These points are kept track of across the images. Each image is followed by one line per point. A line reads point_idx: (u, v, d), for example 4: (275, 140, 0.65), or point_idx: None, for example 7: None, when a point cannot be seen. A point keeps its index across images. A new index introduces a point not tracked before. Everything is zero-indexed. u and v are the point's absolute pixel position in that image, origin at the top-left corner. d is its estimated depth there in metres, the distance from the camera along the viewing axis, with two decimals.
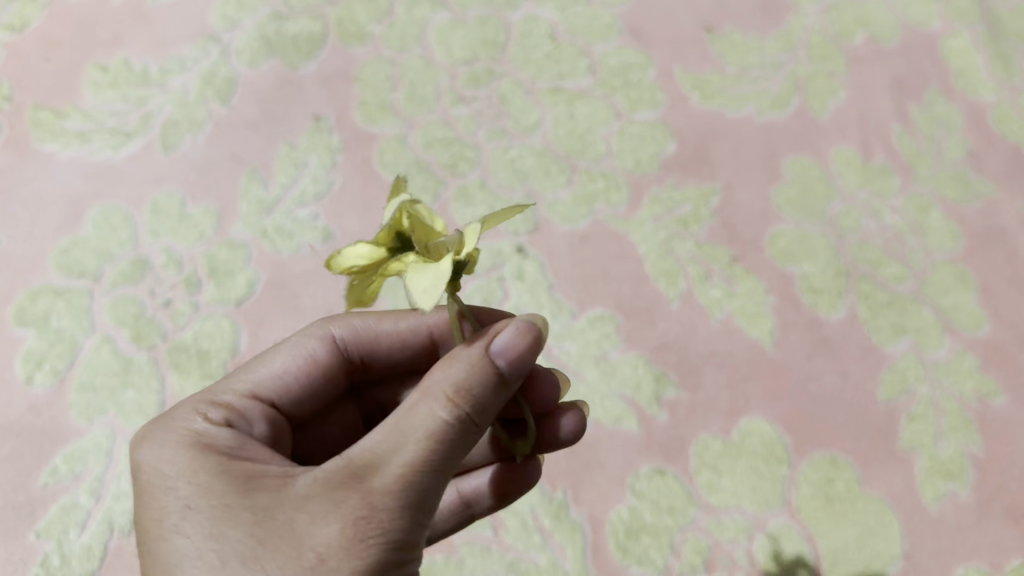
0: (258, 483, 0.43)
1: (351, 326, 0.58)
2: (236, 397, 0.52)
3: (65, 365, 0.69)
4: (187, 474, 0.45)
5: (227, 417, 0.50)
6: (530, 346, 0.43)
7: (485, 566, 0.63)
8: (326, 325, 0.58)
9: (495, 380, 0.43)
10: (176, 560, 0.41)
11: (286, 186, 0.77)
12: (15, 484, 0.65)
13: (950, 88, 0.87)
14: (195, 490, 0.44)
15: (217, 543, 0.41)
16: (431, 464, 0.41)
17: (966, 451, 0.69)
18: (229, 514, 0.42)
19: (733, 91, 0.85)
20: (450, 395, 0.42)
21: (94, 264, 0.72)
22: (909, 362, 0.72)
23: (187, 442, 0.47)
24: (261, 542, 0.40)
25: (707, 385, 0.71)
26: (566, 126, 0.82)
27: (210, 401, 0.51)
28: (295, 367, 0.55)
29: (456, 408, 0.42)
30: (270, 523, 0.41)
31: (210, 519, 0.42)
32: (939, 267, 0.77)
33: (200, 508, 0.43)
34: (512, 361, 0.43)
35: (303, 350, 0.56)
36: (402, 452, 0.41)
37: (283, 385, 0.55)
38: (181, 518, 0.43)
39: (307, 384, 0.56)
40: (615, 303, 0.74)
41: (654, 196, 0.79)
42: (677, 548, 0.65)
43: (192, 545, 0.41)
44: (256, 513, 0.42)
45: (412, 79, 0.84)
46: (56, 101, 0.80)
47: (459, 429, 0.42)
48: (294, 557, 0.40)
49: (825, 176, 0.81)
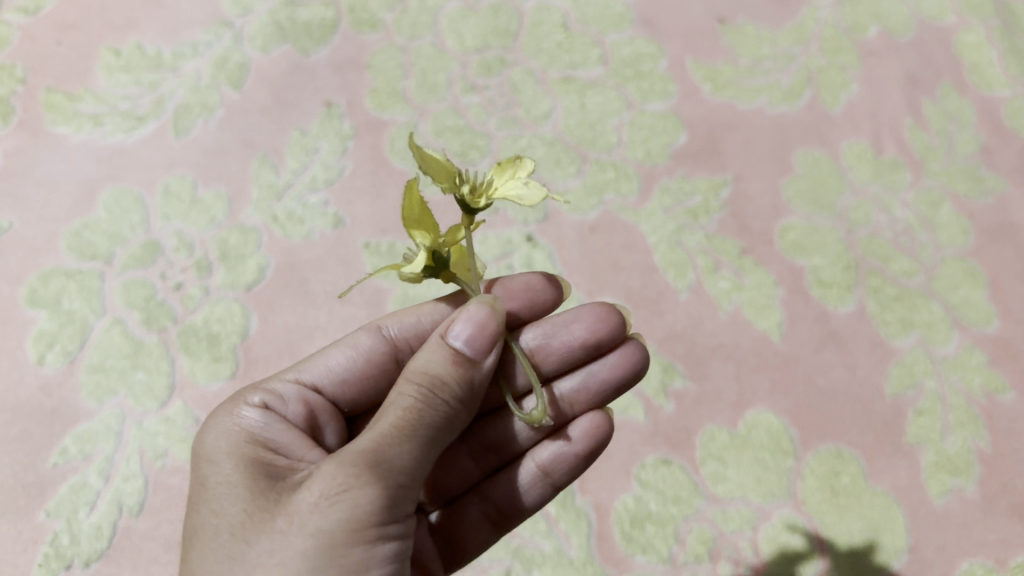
0: (265, 466, 0.45)
1: (397, 318, 0.58)
2: (280, 382, 0.53)
3: (76, 346, 0.69)
4: (206, 455, 0.46)
5: (264, 401, 0.51)
6: (484, 332, 0.45)
7: (490, 552, 0.64)
8: (381, 318, 0.58)
9: (455, 360, 0.44)
10: (189, 537, 0.43)
11: (297, 171, 0.78)
12: (26, 464, 0.65)
13: (963, 83, 0.87)
14: (206, 469, 0.45)
15: (214, 517, 0.42)
16: (402, 431, 0.41)
17: (973, 446, 0.69)
18: (227, 489, 0.43)
19: (745, 83, 0.85)
20: (414, 376, 0.43)
21: (106, 247, 0.73)
22: (917, 356, 0.72)
23: (211, 426, 0.48)
24: (251, 514, 0.41)
25: (715, 376, 0.71)
26: (577, 116, 0.82)
27: (254, 387, 0.52)
28: (340, 356, 0.56)
29: (420, 384, 0.42)
30: (264, 498, 0.42)
31: (212, 494, 0.43)
32: (949, 262, 0.77)
33: (207, 485, 0.44)
34: (469, 342, 0.44)
35: (346, 341, 0.56)
36: (374, 426, 0.42)
37: (328, 370, 0.55)
38: (195, 497, 0.45)
39: (353, 371, 0.56)
40: (624, 293, 0.74)
41: (665, 187, 0.79)
42: (682, 538, 0.65)
43: (198, 520, 0.43)
44: (251, 489, 0.43)
45: (424, 66, 0.84)
46: (69, 84, 0.81)
47: (428, 402, 0.42)
48: (273, 524, 0.40)
49: (836, 170, 0.81)
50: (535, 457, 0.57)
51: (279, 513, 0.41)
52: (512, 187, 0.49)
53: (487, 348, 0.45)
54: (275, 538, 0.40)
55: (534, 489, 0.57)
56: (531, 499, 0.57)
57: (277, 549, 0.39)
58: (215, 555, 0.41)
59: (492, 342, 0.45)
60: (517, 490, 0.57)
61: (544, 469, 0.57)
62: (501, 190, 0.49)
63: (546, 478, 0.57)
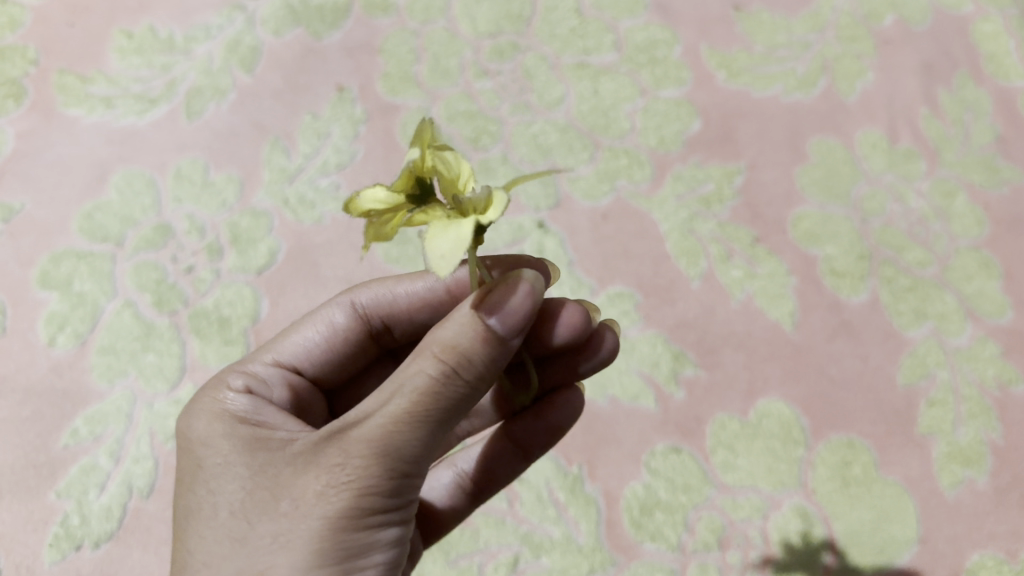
0: (264, 442, 0.44)
1: (369, 288, 0.56)
2: (262, 366, 0.53)
3: (88, 328, 0.69)
4: (203, 435, 0.46)
5: (248, 385, 0.50)
6: (518, 305, 0.40)
7: (499, 537, 0.64)
8: (352, 290, 0.57)
9: (481, 338, 0.39)
10: (189, 511, 0.44)
11: (308, 155, 0.77)
12: (37, 445, 0.65)
13: (979, 72, 0.86)
14: (203, 450, 0.45)
15: (214, 496, 0.43)
16: (412, 419, 0.39)
17: (985, 438, 0.68)
18: (227, 470, 0.43)
19: (760, 71, 0.84)
20: (436, 351, 0.39)
21: (117, 229, 0.73)
22: (930, 346, 0.71)
23: (201, 407, 0.48)
24: (251, 493, 0.42)
25: (726, 365, 0.71)
26: (590, 102, 0.82)
27: (236, 370, 0.52)
28: (313, 333, 0.56)
29: (442, 363, 0.39)
30: (263, 477, 0.42)
31: (212, 474, 0.44)
32: (963, 253, 0.76)
33: (207, 466, 0.45)
34: (503, 318, 0.39)
35: (318, 318, 0.56)
36: (383, 407, 0.39)
37: (306, 350, 0.55)
38: (195, 476, 0.45)
39: (331, 351, 0.56)
40: (635, 280, 0.74)
41: (677, 174, 0.78)
42: (691, 526, 0.65)
43: (198, 499, 0.44)
44: (250, 468, 0.43)
45: (436, 51, 0.83)
46: (81, 66, 0.81)
47: (447, 384, 0.39)
48: (275, 507, 0.41)
49: (850, 159, 0.81)
50: (506, 430, 0.57)
51: (280, 495, 0.41)
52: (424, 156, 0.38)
53: (524, 328, 0.40)
54: (277, 522, 0.40)
55: (503, 460, 0.58)
56: (503, 470, 0.58)
57: (278, 533, 0.40)
58: (216, 533, 0.42)
59: (532, 316, 0.40)
60: (489, 459, 0.58)
61: (514, 441, 0.57)
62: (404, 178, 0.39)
63: (517, 447, 0.57)
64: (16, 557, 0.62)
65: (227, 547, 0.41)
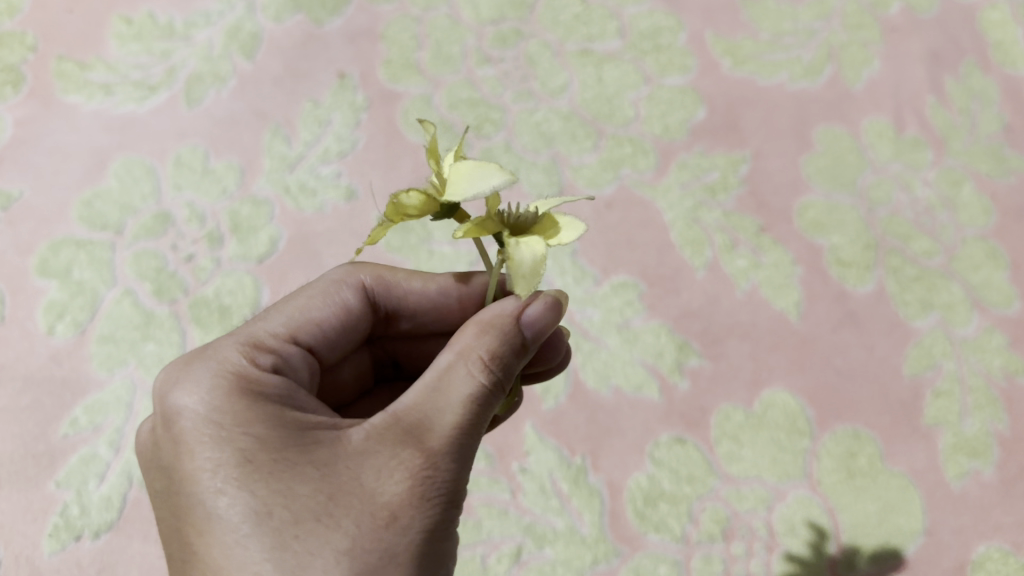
0: (314, 436, 0.40)
1: (381, 274, 0.55)
2: (278, 341, 0.47)
3: (87, 317, 0.69)
4: (241, 422, 0.40)
5: (274, 363, 0.45)
6: (556, 312, 0.42)
7: (502, 528, 0.63)
8: (356, 267, 0.54)
9: (521, 347, 0.41)
10: (235, 515, 0.37)
11: (309, 143, 0.77)
12: (36, 434, 0.65)
13: (987, 61, 0.85)
14: (247, 440, 0.39)
15: (282, 499, 0.37)
16: (475, 427, 0.40)
17: (992, 429, 0.68)
18: (289, 467, 0.38)
19: (766, 58, 0.83)
20: (486, 360, 0.40)
21: (117, 217, 0.72)
22: (937, 337, 0.71)
23: (231, 389, 0.41)
24: (330, 496, 0.37)
25: (731, 355, 0.70)
26: (594, 90, 0.81)
27: (250, 343, 0.45)
28: (331, 312, 0.51)
29: (492, 373, 0.40)
30: (337, 479, 0.38)
31: (270, 470, 0.38)
32: (970, 243, 0.75)
33: (256, 459, 0.38)
34: (537, 333, 0.42)
35: (333, 294, 0.52)
36: (450, 412, 0.39)
37: (320, 329, 0.50)
38: (238, 472, 0.38)
39: (342, 331, 0.52)
40: (639, 270, 0.73)
41: (682, 162, 0.77)
42: (695, 517, 0.64)
43: (255, 501, 0.37)
44: (319, 467, 0.38)
45: (439, 38, 0.83)
46: (80, 52, 0.80)
47: (496, 394, 0.40)
48: (366, 514, 0.37)
49: (856, 147, 0.80)
50: None
51: (367, 501, 0.37)
52: (506, 174, 0.38)
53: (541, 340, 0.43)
54: (375, 532, 0.36)
55: None
56: None
57: (378, 544, 0.36)
58: (283, 543, 0.36)
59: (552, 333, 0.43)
60: None
61: None
62: (456, 192, 0.39)
63: None
64: (15, 547, 0.61)
65: (304, 558, 0.36)
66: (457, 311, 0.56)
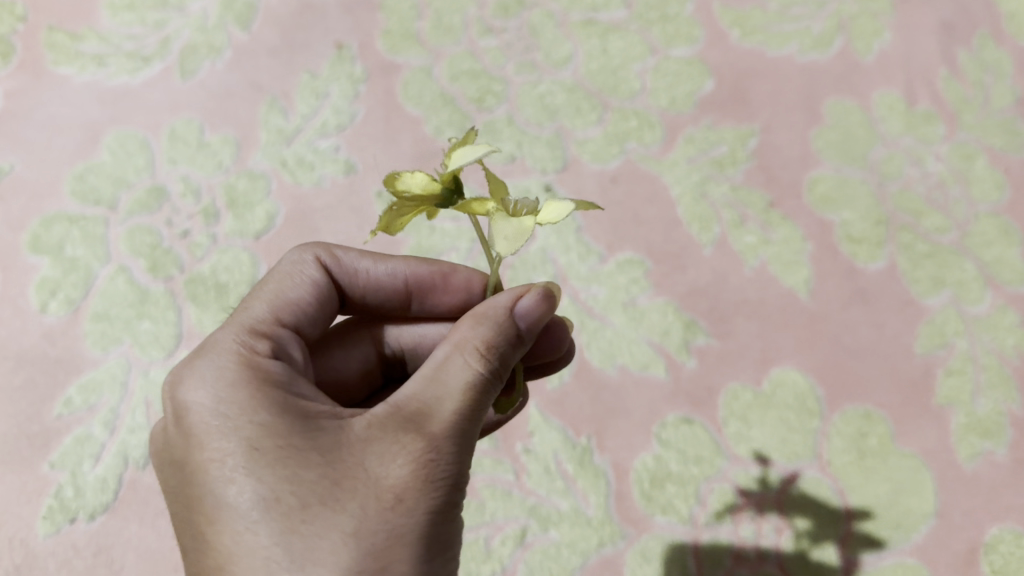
0: (315, 423, 0.38)
1: (335, 253, 0.51)
2: (262, 326, 0.44)
3: (80, 295, 0.67)
4: (245, 410, 0.38)
5: (273, 350, 0.43)
6: (549, 303, 0.41)
7: (506, 509, 0.62)
8: (307, 248, 0.50)
9: (516, 337, 0.40)
10: (244, 504, 0.36)
11: (308, 116, 0.75)
12: (30, 415, 0.64)
13: (1001, 31, 0.83)
14: (251, 429, 0.37)
15: (285, 486, 0.36)
16: (477, 410, 0.38)
17: (1005, 409, 0.66)
18: (293, 453, 0.36)
19: (775, 29, 0.81)
20: (482, 349, 0.39)
21: (110, 192, 0.71)
22: (949, 315, 0.69)
23: (235, 378, 0.40)
24: (335, 482, 0.36)
25: (739, 333, 0.69)
26: (599, 61, 0.79)
27: (245, 331, 0.43)
28: (307, 294, 0.48)
29: (490, 360, 0.39)
30: (341, 464, 0.36)
31: (275, 457, 0.36)
32: (983, 219, 0.74)
33: (260, 447, 0.37)
34: (531, 322, 0.41)
35: (298, 275, 0.48)
36: (449, 399, 0.38)
37: (299, 309, 0.47)
38: (244, 460, 0.37)
39: (321, 312, 0.49)
40: (645, 247, 0.71)
41: (689, 136, 0.76)
42: (703, 498, 0.63)
43: (260, 488, 0.36)
44: (322, 453, 0.36)
45: (439, 8, 0.80)
46: (72, 23, 0.78)
47: (493, 380, 0.39)
48: (371, 498, 0.35)
49: (867, 121, 0.78)
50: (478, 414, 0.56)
51: (371, 486, 0.36)
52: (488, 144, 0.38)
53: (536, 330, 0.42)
54: (381, 516, 0.35)
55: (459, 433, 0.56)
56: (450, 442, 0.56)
57: (383, 528, 0.35)
58: (291, 529, 0.35)
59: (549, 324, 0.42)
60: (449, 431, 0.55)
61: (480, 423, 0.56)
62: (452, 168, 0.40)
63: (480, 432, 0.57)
64: (9, 529, 0.60)
65: (311, 544, 0.34)
66: (409, 292, 0.53)
